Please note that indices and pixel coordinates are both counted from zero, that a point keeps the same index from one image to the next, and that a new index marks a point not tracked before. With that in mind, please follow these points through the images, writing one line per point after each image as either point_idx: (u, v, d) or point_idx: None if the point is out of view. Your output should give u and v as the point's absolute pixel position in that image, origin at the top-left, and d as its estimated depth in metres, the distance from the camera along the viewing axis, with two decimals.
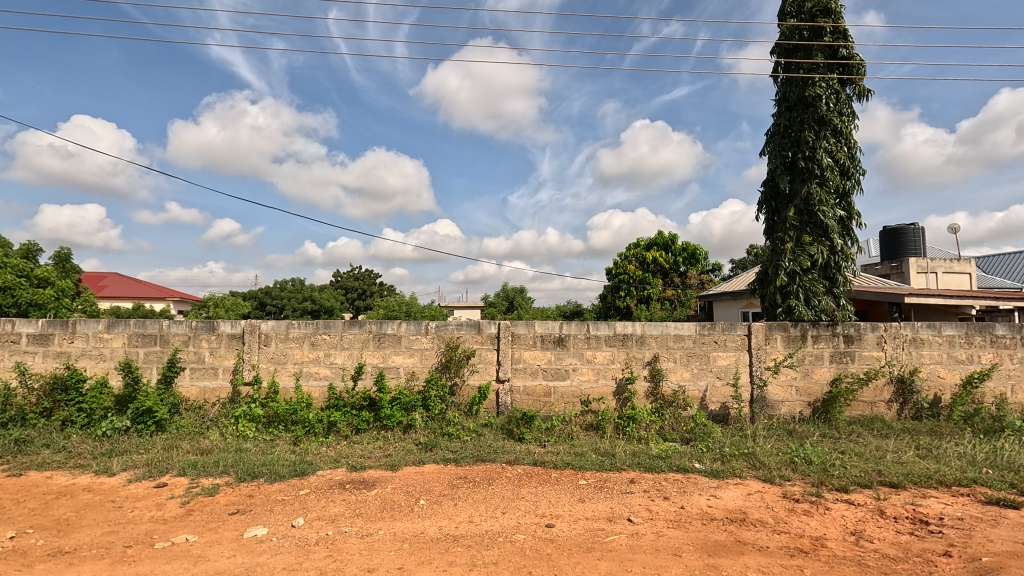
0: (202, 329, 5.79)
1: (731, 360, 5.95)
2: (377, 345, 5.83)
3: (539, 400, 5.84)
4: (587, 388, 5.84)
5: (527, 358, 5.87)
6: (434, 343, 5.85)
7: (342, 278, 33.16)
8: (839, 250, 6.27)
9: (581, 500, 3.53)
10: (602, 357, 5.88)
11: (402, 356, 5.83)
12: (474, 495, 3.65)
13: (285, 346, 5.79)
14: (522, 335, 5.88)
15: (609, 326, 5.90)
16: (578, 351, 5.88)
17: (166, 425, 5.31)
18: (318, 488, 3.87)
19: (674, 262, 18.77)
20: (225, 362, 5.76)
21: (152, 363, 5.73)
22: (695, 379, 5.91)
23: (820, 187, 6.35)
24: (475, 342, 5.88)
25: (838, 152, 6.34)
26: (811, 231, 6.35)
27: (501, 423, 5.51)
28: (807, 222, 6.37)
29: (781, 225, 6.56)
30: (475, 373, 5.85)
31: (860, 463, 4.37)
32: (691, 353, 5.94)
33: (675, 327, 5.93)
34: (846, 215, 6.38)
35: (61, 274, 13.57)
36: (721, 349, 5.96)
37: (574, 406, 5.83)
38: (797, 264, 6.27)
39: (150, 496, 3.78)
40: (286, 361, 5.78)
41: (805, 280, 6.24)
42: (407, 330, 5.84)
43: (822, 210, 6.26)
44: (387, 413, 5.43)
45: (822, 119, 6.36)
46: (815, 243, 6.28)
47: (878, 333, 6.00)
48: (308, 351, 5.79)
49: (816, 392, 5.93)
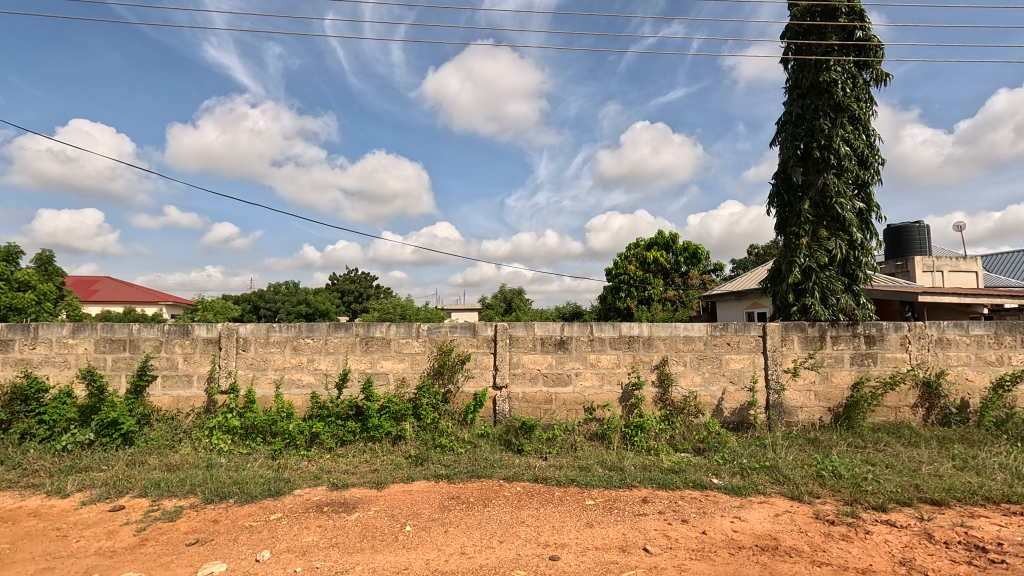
0: (175, 333, 5.35)
1: (745, 363, 5.55)
2: (365, 349, 5.41)
3: (540, 408, 5.43)
4: (591, 394, 5.43)
5: (525, 363, 5.45)
6: (425, 347, 5.43)
7: (339, 281, 32.79)
8: (858, 245, 5.84)
9: (588, 525, 3.11)
10: (606, 361, 5.47)
11: (391, 362, 5.41)
12: (466, 520, 3.23)
13: (265, 351, 5.37)
14: (521, 338, 5.47)
15: (614, 328, 5.49)
16: (581, 354, 5.47)
17: (135, 439, 4.88)
18: (292, 511, 3.44)
19: (675, 262, 18.39)
20: (200, 369, 5.33)
21: (120, 371, 5.30)
22: (706, 384, 5.51)
23: (837, 177, 5.94)
24: (469, 345, 5.47)
25: (855, 139, 5.94)
26: (828, 225, 5.91)
27: (498, 433, 5.09)
28: (823, 215, 5.95)
29: (795, 218, 6.14)
30: (470, 379, 5.43)
31: (894, 477, 3.96)
32: (702, 356, 5.54)
33: (684, 328, 5.53)
34: (866, 207, 5.96)
35: (44, 277, 13.13)
36: (734, 352, 5.56)
37: (577, 414, 5.42)
38: (813, 260, 5.83)
39: (101, 523, 3.35)
40: (266, 368, 5.35)
41: (822, 277, 5.79)
42: (397, 333, 5.43)
43: (840, 202, 5.83)
44: (375, 423, 5.00)
45: (838, 105, 5.98)
46: (832, 238, 5.85)
47: (902, 334, 5.61)
48: (290, 357, 5.37)
49: (836, 396, 5.53)
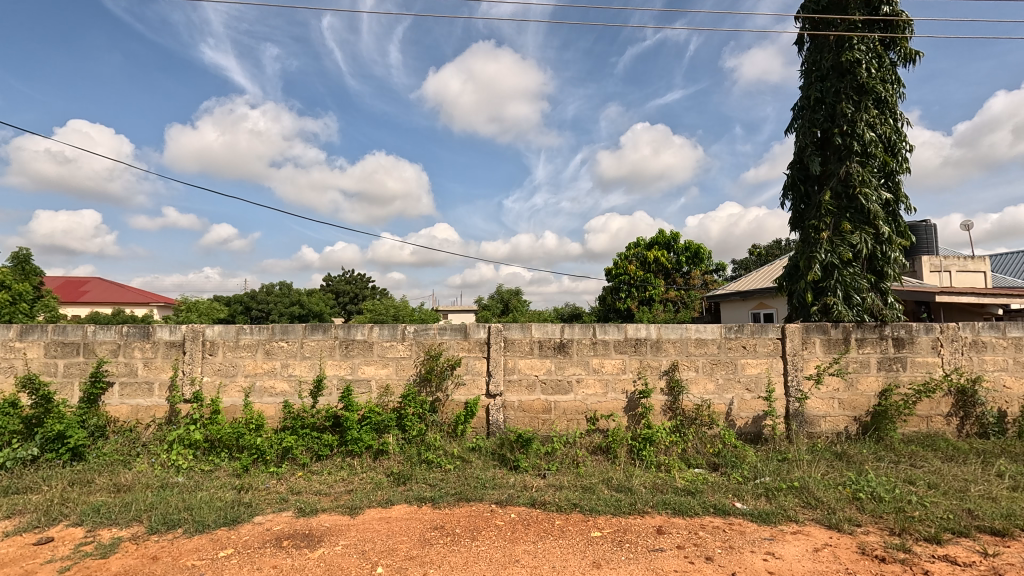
0: (134, 336, 4.84)
1: (763, 368, 5.07)
2: (345, 353, 4.91)
3: (537, 418, 4.93)
4: (594, 403, 4.94)
5: (521, 368, 4.96)
6: (411, 351, 4.93)
7: (334, 283, 32.27)
8: (885, 239, 5.31)
9: (595, 565, 2.61)
10: (610, 366, 4.98)
11: (373, 367, 4.91)
12: (450, 558, 2.72)
13: (234, 355, 4.87)
14: (516, 340, 4.97)
15: (619, 329, 5.00)
16: (583, 359, 4.97)
17: (85, 454, 4.36)
18: (246, 546, 2.93)
19: (676, 262, 17.91)
20: (161, 376, 4.82)
21: (72, 377, 4.78)
22: (720, 392, 5.02)
23: (861, 165, 5.45)
24: (460, 349, 4.97)
25: (881, 124, 5.47)
26: (852, 217, 5.40)
27: (491, 446, 4.60)
28: (846, 206, 5.45)
29: (815, 211, 5.64)
30: (461, 386, 4.93)
31: (941, 500, 3.48)
32: (715, 360, 5.06)
33: (696, 330, 5.05)
34: (893, 198, 5.45)
35: (20, 277, 12.55)
36: (750, 356, 5.08)
37: (578, 425, 4.93)
38: (836, 255, 5.31)
39: (19, 561, 2.84)
40: (235, 374, 4.85)
41: (845, 273, 5.26)
42: (379, 336, 4.93)
43: (865, 192, 5.33)
44: (354, 436, 4.50)
45: (862, 87, 5.51)
46: (856, 231, 5.32)
47: (934, 336, 5.13)
48: (262, 362, 4.87)
49: (862, 405, 5.06)
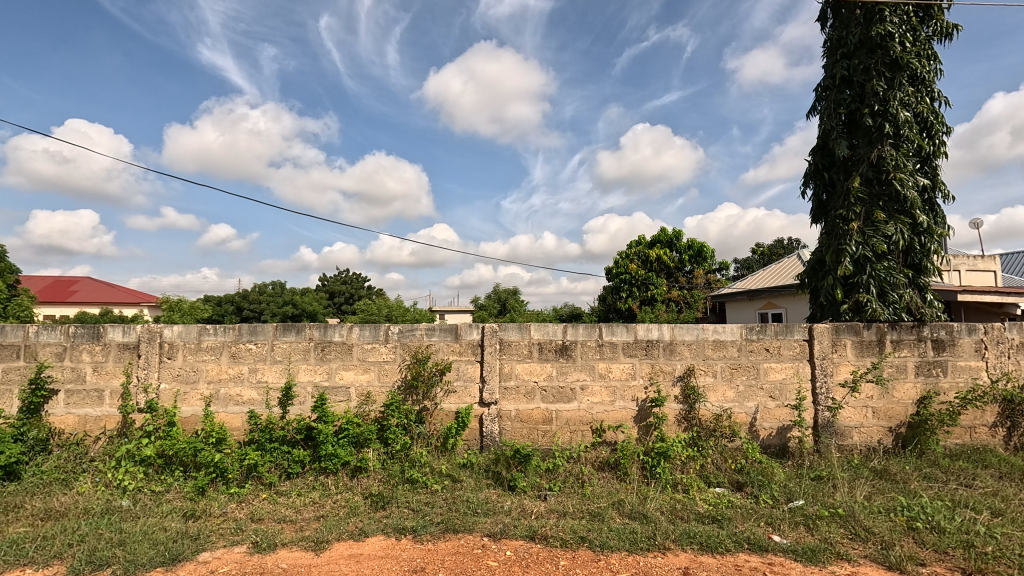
0: (82, 338, 4.29)
1: (788, 374, 4.54)
2: (321, 357, 4.37)
3: (536, 429, 4.40)
4: (600, 412, 4.42)
5: (519, 374, 4.42)
6: (395, 355, 4.40)
7: (328, 283, 31.70)
8: (923, 229, 4.78)
9: None
10: (618, 371, 4.45)
11: (352, 373, 4.37)
12: None
13: (195, 359, 4.33)
14: (513, 343, 4.44)
15: (628, 331, 4.47)
16: (588, 363, 4.44)
17: (19, 473, 3.80)
18: None
19: (678, 261, 17.42)
20: (112, 383, 4.27)
21: (12, 384, 4.24)
22: (741, 400, 4.50)
23: (895, 148, 4.90)
24: (450, 352, 4.43)
25: (918, 103, 4.90)
26: (885, 206, 4.86)
27: (484, 463, 4.06)
28: (877, 194, 4.91)
29: (842, 199, 5.11)
30: (451, 394, 4.40)
31: (1014, 531, 2.95)
32: (735, 365, 4.53)
33: (714, 331, 4.52)
34: (931, 184, 4.90)
35: None
36: (774, 359, 4.55)
37: (582, 437, 4.40)
38: (868, 248, 4.76)
39: None
40: (196, 381, 4.31)
41: (878, 268, 4.73)
42: (360, 338, 4.39)
43: (900, 177, 4.78)
44: (329, 452, 3.96)
45: (895, 63, 4.96)
46: (891, 221, 4.78)
47: (977, 337, 4.62)
48: (227, 367, 4.33)
49: (899, 414, 4.55)
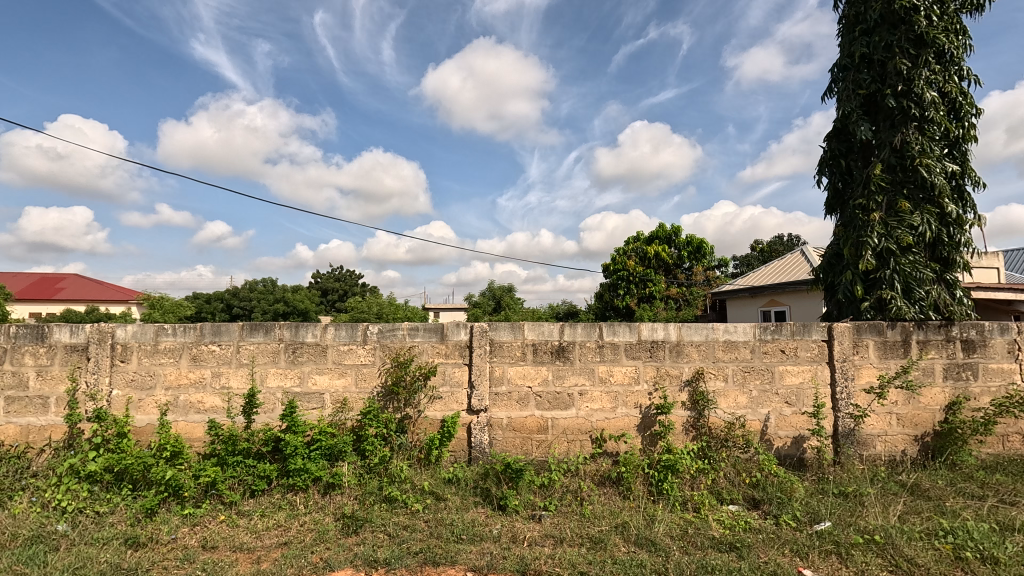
0: (24, 339, 3.85)
1: (806, 378, 4.15)
2: (292, 359, 3.95)
3: (530, 439, 3.99)
4: (600, 420, 4.02)
5: (511, 379, 4.02)
6: (374, 357, 3.98)
7: (321, 280, 31.22)
8: (952, 220, 4.40)
9: None
10: (620, 375, 4.05)
11: (327, 378, 3.95)
12: None
13: (152, 363, 3.90)
14: (504, 344, 4.02)
15: (631, 331, 4.07)
16: (587, 367, 4.04)
17: None
18: None
19: (677, 257, 17.06)
20: (58, 390, 3.84)
21: None
22: (754, 406, 4.11)
23: (920, 132, 4.50)
24: (435, 355, 4.02)
25: (945, 82, 4.50)
26: (910, 194, 4.46)
27: (472, 478, 3.66)
28: (901, 182, 4.51)
29: (861, 188, 4.71)
30: (436, 401, 3.99)
31: None
32: (748, 368, 4.14)
33: (725, 331, 4.13)
34: (960, 171, 4.51)
35: None
36: (790, 362, 4.16)
37: (581, 447, 4.01)
38: (892, 240, 4.37)
39: None
40: (152, 387, 3.88)
41: (903, 262, 4.32)
42: (335, 338, 3.97)
43: (927, 163, 4.38)
44: (298, 467, 3.54)
45: (920, 38, 4.55)
46: (917, 211, 4.38)
47: (1010, 338, 4.25)
48: (187, 371, 3.90)
49: (926, 422, 4.17)
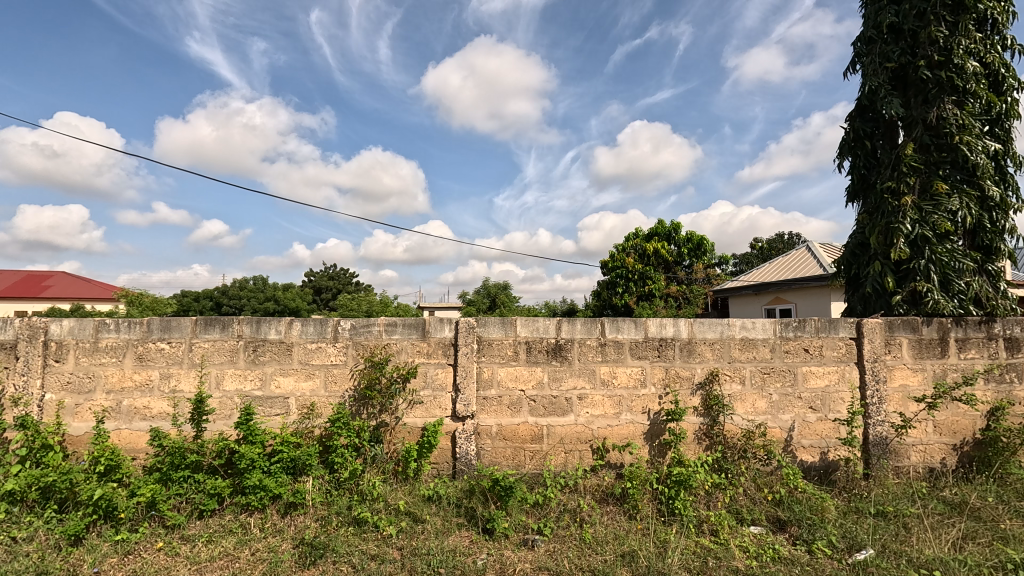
0: None
1: (832, 380, 3.70)
2: (253, 358, 3.47)
3: (522, 449, 3.53)
4: (602, 428, 3.56)
5: (502, 381, 3.55)
6: (346, 357, 3.51)
7: (314, 278, 30.69)
8: (993, 204, 3.97)
9: None
10: (625, 377, 3.59)
11: (292, 380, 3.48)
12: None
13: (91, 363, 3.42)
14: (494, 342, 3.55)
15: (637, 327, 3.61)
16: (587, 367, 3.58)
17: None
18: None
19: (677, 254, 16.63)
20: None
21: None
22: (775, 412, 3.65)
23: (958, 106, 4.05)
24: (415, 354, 3.54)
25: (986, 52, 4.07)
26: (946, 175, 4.02)
27: (456, 495, 3.19)
28: (936, 162, 4.06)
29: (890, 170, 4.26)
30: (417, 406, 3.51)
31: None
32: (768, 369, 3.68)
33: (742, 328, 3.67)
34: (1003, 149, 4.07)
35: None
36: (814, 363, 3.71)
37: (580, 459, 3.55)
38: (927, 226, 3.92)
39: None
40: (91, 390, 3.40)
41: (940, 250, 3.88)
42: (302, 335, 3.49)
43: (968, 141, 3.93)
44: (253, 485, 3.05)
45: (959, 3, 4.10)
46: (955, 194, 3.94)
47: None
48: (131, 372, 3.42)
49: (966, 430, 3.73)
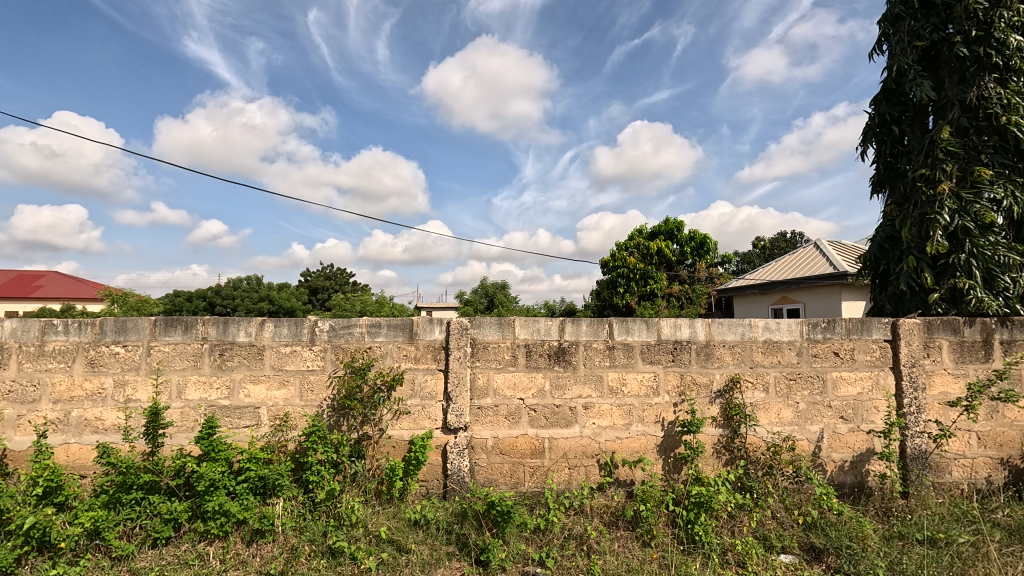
0: None
1: (865, 387, 3.33)
2: (219, 363, 3.09)
3: (521, 465, 3.15)
4: (611, 441, 3.18)
5: (498, 389, 3.17)
6: (324, 362, 3.13)
7: (311, 279, 30.32)
8: None
9: None
10: (636, 384, 3.21)
11: (263, 388, 3.10)
12: None
13: (37, 369, 3.03)
14: (490, 345, 3.18)
15: (649, 329, 3.24)
16: (593, 373, 3.20)
17: None
18: None
19: (680, 253, 16.27)
20: None
21: None
22: (802, 423, 3.28)
23: (1001, 85, 3.68)
24: (401, 359, 3.16)
25: None
26: (988, 161, 3.65)
27: (447, 518, 2.82)
28: (976, 146, 3.70)
29: (923, 156, 3.89)
30: (403, 417, 3.14)
31: None
32: (795, 375, 3.31)
33: (766, 330, 3.30)
34: None
35: None
36: (845, 368, 3.33)
37: (587, 476, 3.17)
38: (968, 217, 3.55)
39: None
40: (36, 400, 3.01)
41: (982, 244, 3.52)
42: (274, 338, 3.11)
43: (1014, 122, 3.56)
44: (213, 510, 2.66)
45: None
46: (999, 181, 3.58)
47: None
48: (81, 380, 3.04)
49: (1014, 442, 3.37)
